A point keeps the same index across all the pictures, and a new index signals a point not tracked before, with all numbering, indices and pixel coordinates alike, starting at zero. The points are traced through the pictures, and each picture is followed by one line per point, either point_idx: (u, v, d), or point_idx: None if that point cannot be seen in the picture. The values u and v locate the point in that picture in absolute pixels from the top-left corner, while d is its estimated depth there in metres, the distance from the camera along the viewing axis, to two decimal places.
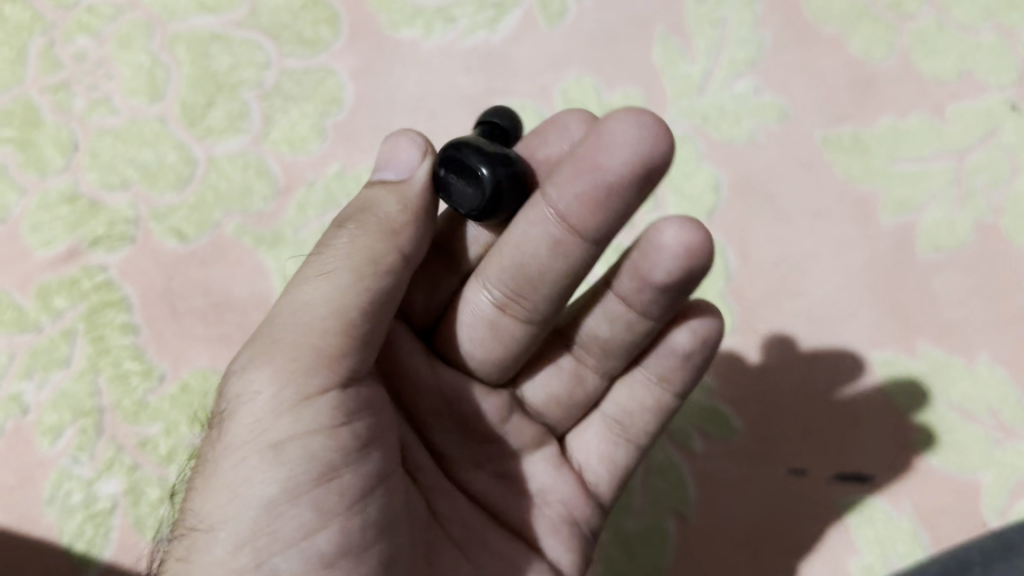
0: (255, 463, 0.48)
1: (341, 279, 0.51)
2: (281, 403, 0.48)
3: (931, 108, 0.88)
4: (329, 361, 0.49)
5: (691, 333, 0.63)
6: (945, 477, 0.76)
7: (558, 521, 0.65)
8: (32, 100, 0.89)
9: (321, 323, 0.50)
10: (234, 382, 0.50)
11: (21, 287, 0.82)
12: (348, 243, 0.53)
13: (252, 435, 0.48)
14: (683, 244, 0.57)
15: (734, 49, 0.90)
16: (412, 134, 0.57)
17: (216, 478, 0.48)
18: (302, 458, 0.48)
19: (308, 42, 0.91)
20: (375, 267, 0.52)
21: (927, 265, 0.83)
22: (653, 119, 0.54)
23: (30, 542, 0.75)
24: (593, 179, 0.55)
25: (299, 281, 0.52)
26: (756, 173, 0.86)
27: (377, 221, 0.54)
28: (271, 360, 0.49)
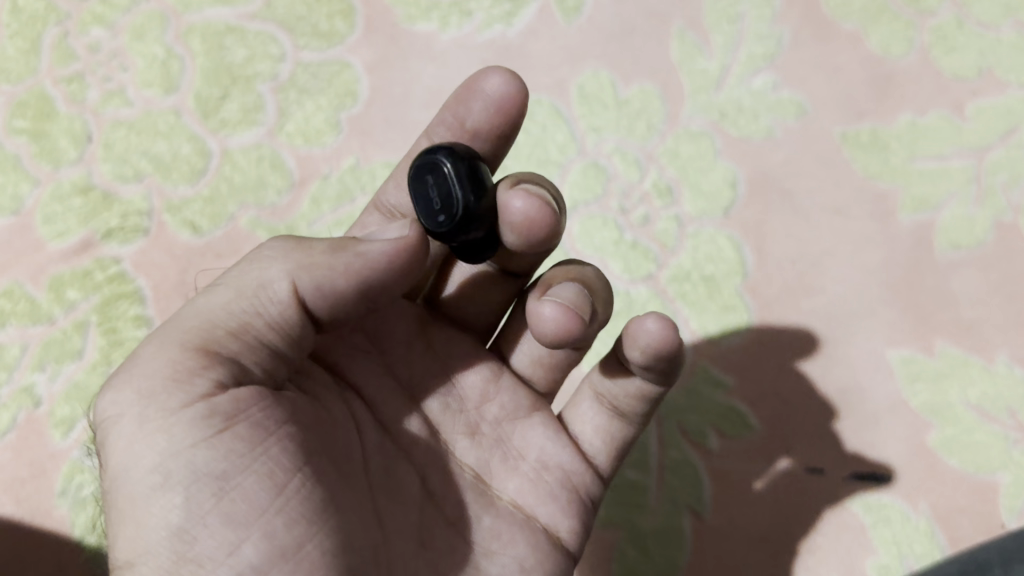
0: (148, 487, 0.43)
1: (216, 302, 0.49)
2: (147, 422, 0.44)
3: (951, 105, 0.87)
4: (189, 374, 0.45)
5: (646, 348, 0.59)
6: (963, 478, 0.75)
7: (556, 488, 0.61)
8: (46, 91, 0.89)
9: (179, 341, 0.47)
10: (99, 412, 0.46)
11: (34, 278, 0.82)
12: (251, 270, 0.51)
13: (131, 459, 0.44)
14: (558, 320, 0.57)
15: (753, 44, 0.89)
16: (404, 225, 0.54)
17: (119, 517, 0.44)
18: (189, 471, 0.43)
19: (324, 34, 0.91)
20: (261, 292, 0.50)
21: (945, 263, 0.82)
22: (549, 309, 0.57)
23: (41, 534, 0.75)
24: (512, 232, 0.57)
25: (190, 306, 0.50)
26: (774, 169, 0.85)
27: (291, 251, 0.51)
28: (127, 383, 0.46)
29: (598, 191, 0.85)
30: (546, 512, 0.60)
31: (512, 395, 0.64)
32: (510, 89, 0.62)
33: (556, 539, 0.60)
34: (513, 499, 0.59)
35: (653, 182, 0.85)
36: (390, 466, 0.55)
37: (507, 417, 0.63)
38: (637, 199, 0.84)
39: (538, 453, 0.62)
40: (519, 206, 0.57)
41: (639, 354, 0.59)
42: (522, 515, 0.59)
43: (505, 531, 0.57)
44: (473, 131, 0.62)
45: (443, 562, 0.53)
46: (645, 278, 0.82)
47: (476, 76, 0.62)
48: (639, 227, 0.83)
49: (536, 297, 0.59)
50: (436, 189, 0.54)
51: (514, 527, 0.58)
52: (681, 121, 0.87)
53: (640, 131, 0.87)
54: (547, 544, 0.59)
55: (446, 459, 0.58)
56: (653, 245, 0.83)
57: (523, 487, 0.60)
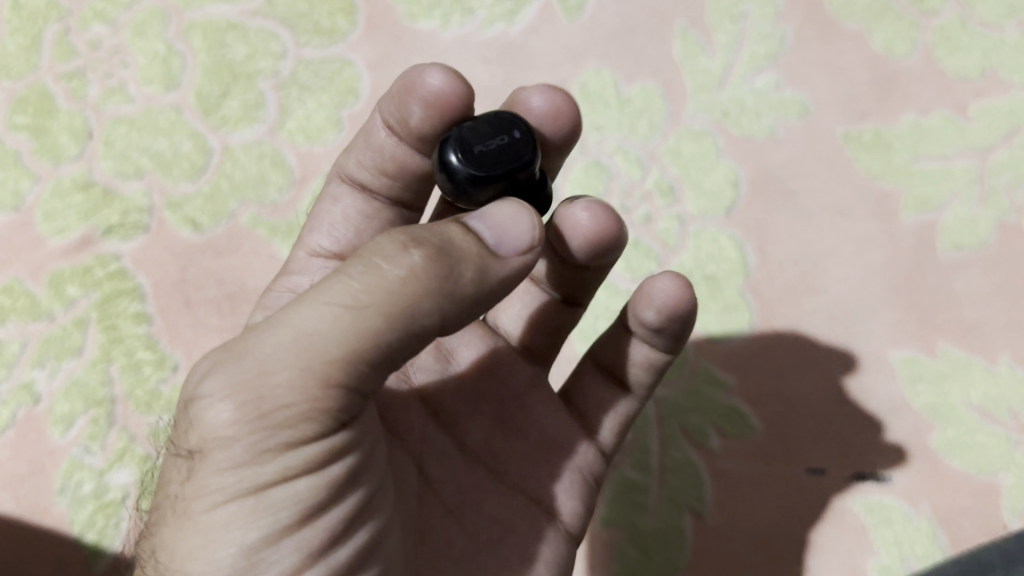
0: (236, 511, 0.43)
1: (355, 322, 0.42)
2: (259, 450, 0.43)
3: (953, 105, 0.87)
4: (312, 411, 0.43)
5: (659, 308, 0.60)
6: (964, 479, 0.74)
7: (556, 470, 0.61)
8: (47, 87, 0.89)
9: (317, 366, 0.42)
10: (204, 417, 0.43)
11: (34, 275, 0.82)
12: (395, 280, 0.43)
13: (229, 480, 0.43)
14: (593, 228, 0.59)
15: (756, 44, 0.89)
16: (526, 220, 0.47)
17: (192, 520, 0.44)
18: (284, 503, 0.44)
19: (326, 32, 0.91)
20: (411, 317, 0.43)
21: (948, 263, 0.82)
22: (586, 212, 0.59)
23: (39, 532, 0.74)
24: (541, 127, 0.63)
25: (321, 295, 0.43)
26: (777, 169, 0.85)
27: (446, 272, 0.44)
28: (246, 398, 0.42)
29: (599, 190, 0.84)
30: (549, 494, 0.60)
31: (510, 371, 0.64)
32: (451, 93, 0.60)
33: (559, 523, 0.60)
34: (514, 483, 0.59)
35: (655, 181, 0.85)
36: (391, 456, 0.54)
37: (505, 395, 0.63)
38: (639, 198, 0.84)
39: (540, 436, 0.62)
40: (540, 102, 0.62)
41: (653, 317, 0.61)
42: (522, 499, 0.59)
43: (506, 518, 0.57)
44: (419, 131, 0.62)
45: (445, 556, 0.54)
46: (647, 277, 0.82)
47: (416, 74, 0.60)
48: (641, 226, 0.83)
49: (565, 203, 0.60)
50: (485, 144, 0.52)
51: (514, 514, 0.58)
52: (683, 120, 0.87)
53: (642, 130, 0.86)
54: (547, 530, 0.59)
55: (442, 440, 0.58)
56: (655, 244, 0.82)
57: (524, 469, 0.60)
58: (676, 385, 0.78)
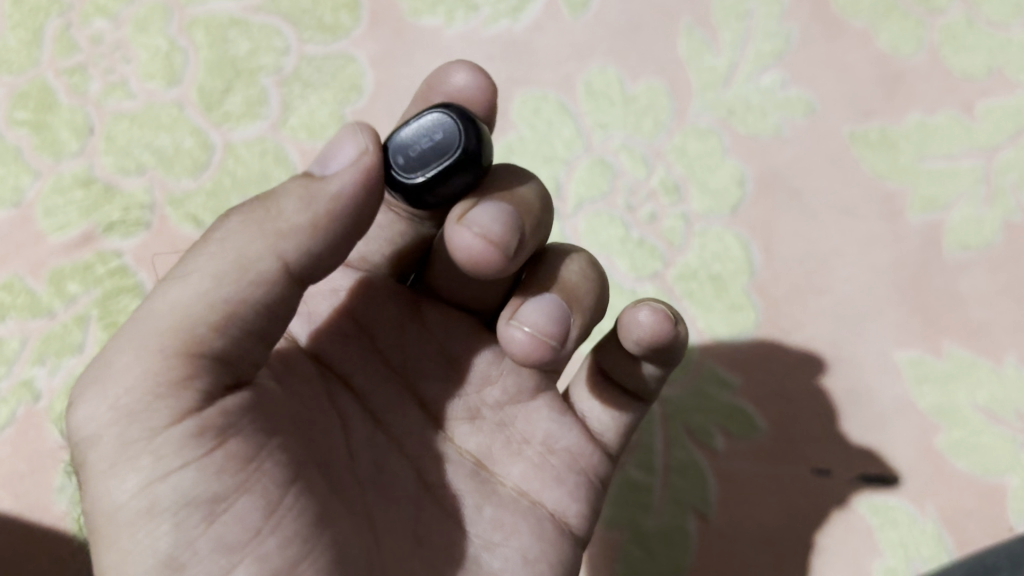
0: (135, 513, 0.43)
1: (183, 294, 0.45)
2: (131, 443, 0.43)
3: (959, 105, 0.86)
4: (172, 385, 0.43)
5: (638, 339, 0.60)
6: (971, 480, 0.74)
7: (563, 473, 0.60)
8: (47, 82, 0.88)
9: (154, 342, 0.44)
10: (72, 428, 0.44)
11: (34, 271, 0.81)
12: (214, 246, 0.47)
13: (114, 482, 0.43)
14: (526, 351, 0.54)
15: (761, 42, 0.88)
16: (359, 135, 0.50)
17: (100, 538, 0.44)
18: (175, 496, 0.43)
19: (329, 28, 0.90)
20: (242, 273, 0.46)
21: (954, 263, 0.81)
22: (523, 335, 0.54)
23: (40, 530, 0.74)
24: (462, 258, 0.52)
25: (161, 286, 0.47)
26: (783, 168, 0.85)
27: (265, 220, 0.47)
28: (102, 392, 0.43)
29: (604, 188, 0.84)
30: (552, 497, 0.59)
31: (515, 377, 0.61)
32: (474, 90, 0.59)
33: (563, 525, 0.59)
34: (517, 485, 0.59)
35: (660, 179, 0.84)
36: (380, 460, 0.54)
37: (508, 400, 0.61)
38: (644, 196, 0.84)
39: (544, 436, 0.61)
40: (470, 242, 0.51)
41: (633, 345, 0.60)
42: (526, 502, 0.58)
43: (508, 521, 0.57)
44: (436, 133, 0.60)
45: (441, 559, 0.53)
46: (652, 276, 0.81)
47: (443, 73, 0.60)
48: (646, 225, 0.83)
49: (507, 319, 0.56)
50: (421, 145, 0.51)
51: (518, 516, 0.57)
52: (689, 119, 0.86)
53: (647, 128, 0.86)
54: (553, 533, 0.58)
55: (442, 444, 0.57)
56: (660, 243, 0.82)
57: (528, 471, 0.59)
58: (681, 384, 0.77)
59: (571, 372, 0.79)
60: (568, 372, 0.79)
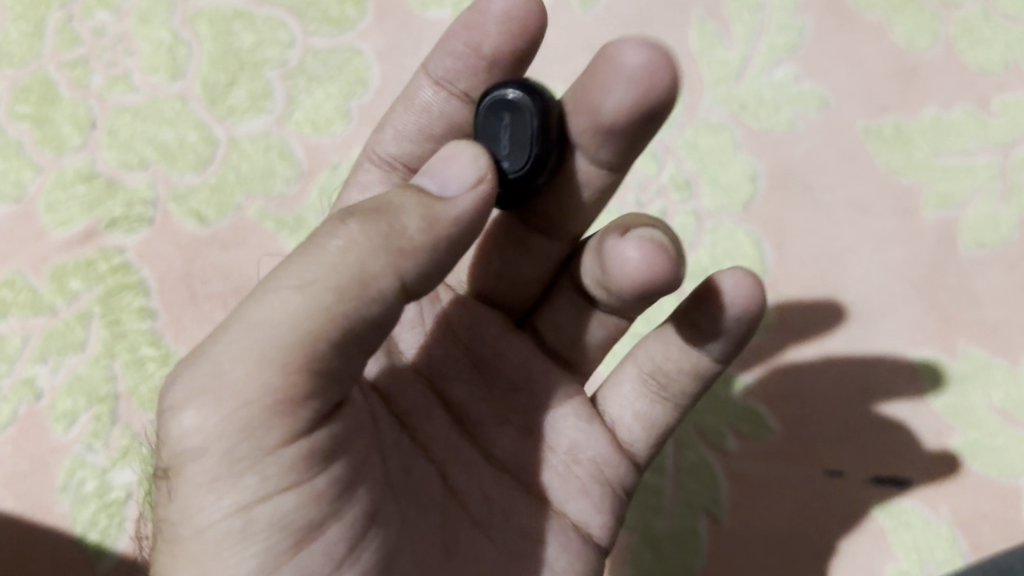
0: (225, 532, 0.43)
1: (305, 305, 0.42)
2: (237, 461, 0.42)
3: (975, 100, 0.85)
4: (285, 412, 0.42)
5: (728, 304, 0.56)
6: (986, 482, 0.73)
7: (587, 483, 0.59)
8: (49, 75, 0.87)
9: (276, 360, 0.42)
10: (172, 430, 0.43)
11: (36, 267, 0.80)
12: (337, 252, 0.43)
13: (211, 496, 0.43)
14: (644, 268, 0.53)
15: (775, 35, 0.87)
16: (476, 151, 0.47)
17: (184, 549, 0.44)
18: (271, 520, 0.43)
19: (334, 20, 0.89)
20: (365, 291, 0.43)
21: (969, 261, 0.80)
22: (636, 252, 0.53)
23: (40, 531, 0.73)
24: (629, 86, 0.54)
25: (268, 288, 0.43)
26: (796, 164, 0.83)
27: (387, 234, 0.44)
28: (218, 409, 0.42)
29: None
30: (576, 507, 0.58)
31: (546, 382, 0.61)
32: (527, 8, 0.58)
33: (585, 535, 0.58)
34: (540, 492, 0.58)
35: (671, 176, 0.83)
36: (410, 466, 0.53)
37: (537, 408, 0.60)
38: (654, 193, 0.83)
39: (570, 445, 0.60)
40: (632, 62, 0.53)
41: (716, 313, 0.57)
42: (550, 510, 0.58)
43: (532, 529, 0.56)
44: (493, 56, 0.60)
45: (471, 569, 0.52)
46: None
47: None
48: None
49: (617, 238, 0.54)
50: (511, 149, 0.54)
51: (541, 522, 0.57)
52: (700, 113, 0.85)
53: None
54: (577, 542, 0.58)
55: (466, 449, 0.57)
56: None
57: (552, 481, 0.59)
58: None
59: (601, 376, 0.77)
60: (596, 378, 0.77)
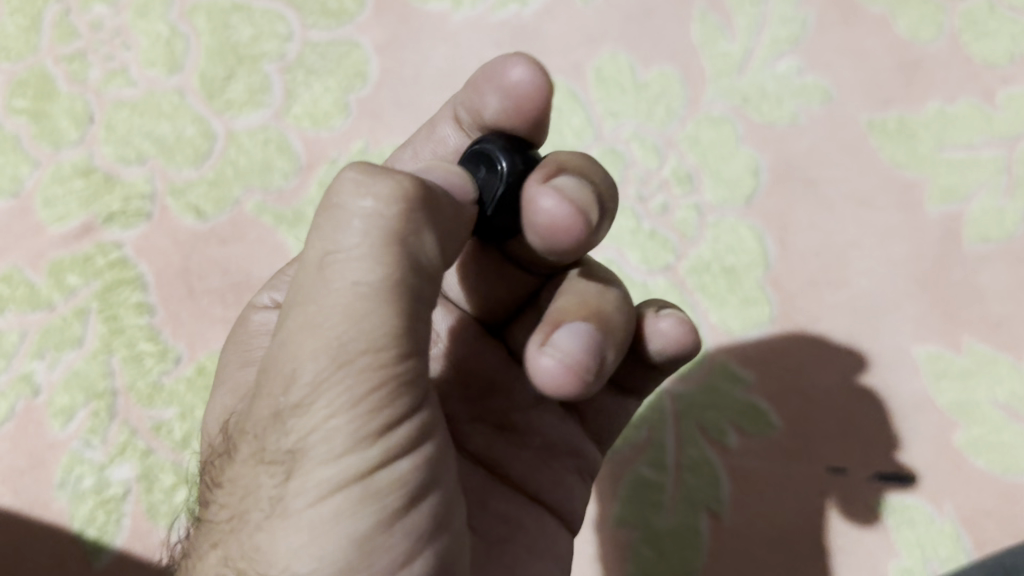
0: (345, 508, 0.38)
1: (382, 268, 0.38)
2: (362, 431, 0.38)
3: (980, 92, 0.84)
4: (389, 378, 0.39)
5: (660, 349, 0.54)
6: (990, 478, 0.72)
7: (557, 474, 0.59)
8: (46, 69, 0.86)
9: (397, 323, 0.38)
10: (290, 411, 0.38)
11: (34, 262, 0.80)
12: (389, 207, 0.38)
13: (335, 471, 0.38)
14: (557, 377, 0.43)
15: (777, 28, 0.86)
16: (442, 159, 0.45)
17: (298, 528, 0.39)
18: (379, 495, 0.39)
19: (333, 13, 0.88)
20: (433, 248, 0.41)
21: (973, 256, 0.79)
22: (552, 359, 0.44)
23: (37, 527, 0.72)
24: (536, 234, 0.47)
25: (337, 250, 0.39)
26: (798, 157, 0.83)
27: (431, 190, 0.41)
28: (342, 381, 0.38)
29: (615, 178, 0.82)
30: (553, 496, 0.58)
31: (519, 380, 0.59)
32: (531, 85, 0.53)
33: (554, 521, 0.58)
34: (514, 482, 0.57)
35: (672, 170, 0.82)
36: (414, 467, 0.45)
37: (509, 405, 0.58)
38: (656, 187, 0.82)
39: (544, 440, 0.58)
40: (550, 207, 0.46)
41: (649, 355, 0.55)
42: (524, 497, 0.57)
43: (512, 514, 0.55)
44: (490, 126, 0.55)
45: None
46: (663, 268, 0.79)
47: (502, 64, 0.54)
48: (657, 216, 0.81)
49: (535, 345, 0.45)
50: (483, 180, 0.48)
51: (514, 507, 0.55)
52: (702, 106, 0.84)
53: (659, 117, 0.84)
54: (552, 526, 0.58)
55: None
56: (672, 235, 0.80)
57: (523, 471, 0.57)
58: (693, 380, 0.76)
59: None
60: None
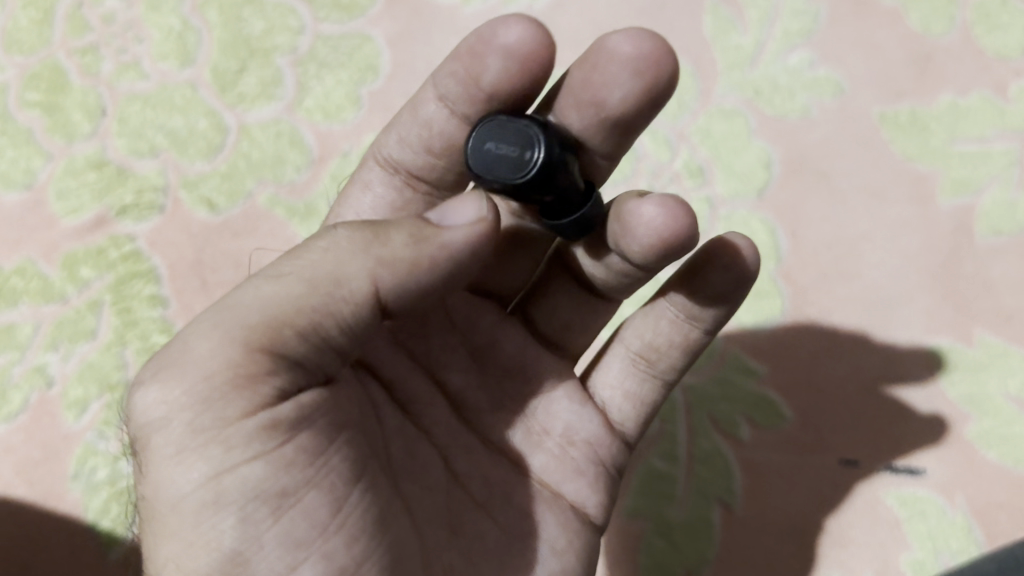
0: (198, 504, 0.42)
1: (279, 291, 0.44)
2: (199, 431, 0.41)
3: (993, 85, 0.84)
4: (251, 380, 0.42)
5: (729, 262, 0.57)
6: (1003, 472, 0.72)
7: (583, 463, 0.59)
8: (59, 63, 0.86)
9: (236, 327, 0.42)
10: (138, 405, 0.42)
11: (47, 255, 0.80)
12: (318, 253, 0.45)
13: (178, 470, 0.42)
14: (663, 225, 0.53)
15: (789, 20, 0.86)
16: (482, 203, 0.48)
17: (164, 525, 0.42)
18: (243, 488, 0.42)
19: (345, 7, 0.88)
20: (336, 289, 0.44)
21: (986, 249, 0.79)
22: (655, 206, 0.53)
23: (53, 518, 0.73)
24: (629, 75, 0.55)
25: (255, 278, 0.45)
26: (810, 150, 0.83)
27: (371, 242, 0.45)
28: (177, 379, 0.42)
29: (626, 171, 0.82)
30: (572, 488, 0.58)
31: (537, 366, 0.61)
32: (644, 46, 0.54)
33: (584, 515, 0.58)
34: (538, 477, 0.58)
35: (684, 162, 0.82)
36: (412, 448, 0.53)
37: (532, 394, 0.60)
38: (667, 179, 0.82)
39: (564, 428, 0.60)
40: (630, 48, 0.54)
41: (716, 278, 0.58)
42: (548, 492, 0.57)
43: (532, 510, 0.56)
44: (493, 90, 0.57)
45: (477, 549, 0.52)
46: None
47: (494, 27, 0.55)
48: None
49: (632, 198, 0.54)
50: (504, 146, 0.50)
51: (540, 502, 0.56)
52: (714, 99, 0.84)
53: (671, 109, 0.84)
54: (576, 523, 0.57)
55: (466, 435, 0.57)
56: None
57: (549, 464, 0.58)
58: (705, 373, 0.75)
59: (588, 359, 0.76)
60: (584, 359, 0.76)
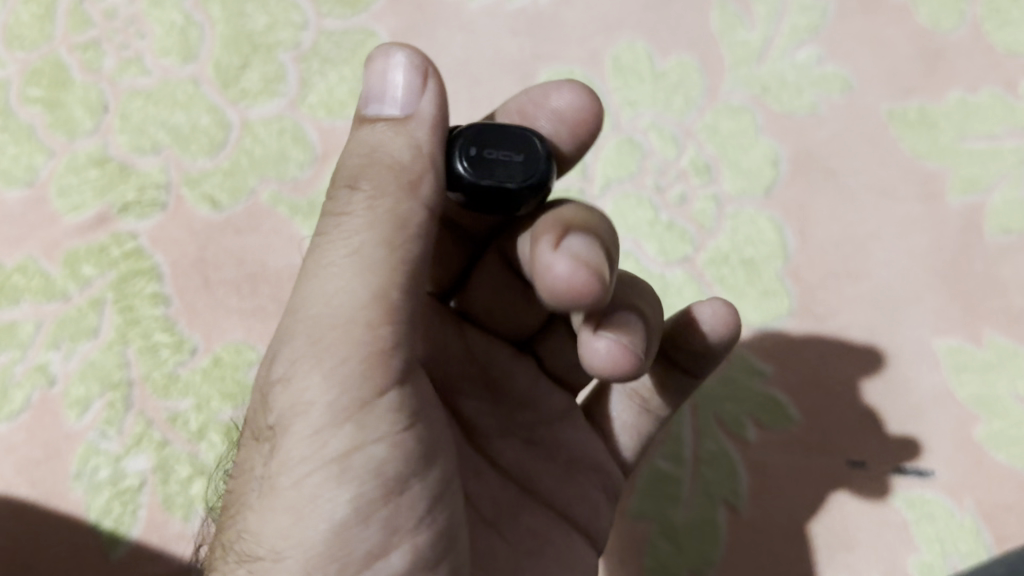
0: (321, 481, 0.45)
1: (371, 255, 0.45)
2: (337, 411, 0.44)
3: (1002, 83, 0.83)
4: (382, 356, 0.44)
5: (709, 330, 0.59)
6: (1012, 474, 0.71)
7: (587, 486, 0.60)
8: (60, 58, 0.86)
9: (356, 304, 0.44)
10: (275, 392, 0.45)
11: (49, 252, 0.79)
12: (366, 210, 0.45)
13: (313, 449, 0.45)
14: (608, 365, 0.50)
15: (797, 16, 0.86)
16: (407, 52, 0.48)
17: (279, 501, 0.45)
18: (368, 467, 0.45)
19: (348, 2, 0.88)
20: (410, 236, 0.45)
21: (995, 248, 0.78)
22: (605, 345, 0.50)
23: (55, 517, 0.72)
24: None
25: (331, 245, 0.46)
26: (819, 148, 0.82)
27: (398, 176, 0.46)
28: (318, 364, 0.44)
29: (632, 168, 0.81)
30: (579, 512, 0.59)
31: (546, 398, 0.60)
32: None
33: (585, 532, 0.59)
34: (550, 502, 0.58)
35: (691, 160, 0.81)
36: None
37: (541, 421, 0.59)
38: (673, 177, 0.81)
39: (571, 455, 0.60)
40: (563, 270, 0.45)
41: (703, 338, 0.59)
42: (552, 513, 0.58)
43: (542, 531, 0.57)
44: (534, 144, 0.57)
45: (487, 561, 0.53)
46: (681, 261, 0.78)
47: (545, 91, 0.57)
48: (675, 208, 0.80)
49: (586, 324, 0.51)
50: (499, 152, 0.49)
51: (547, 522, 0.57)
52: (721, 96, 0.83)
53: (677, 105, 0.83)
54: (581, 545, 0.59)
55: (476, 456, 0.55)
56: (690, 226, 0.79)
57: (554, 485, 0.58)
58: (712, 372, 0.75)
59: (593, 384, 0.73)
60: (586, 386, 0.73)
